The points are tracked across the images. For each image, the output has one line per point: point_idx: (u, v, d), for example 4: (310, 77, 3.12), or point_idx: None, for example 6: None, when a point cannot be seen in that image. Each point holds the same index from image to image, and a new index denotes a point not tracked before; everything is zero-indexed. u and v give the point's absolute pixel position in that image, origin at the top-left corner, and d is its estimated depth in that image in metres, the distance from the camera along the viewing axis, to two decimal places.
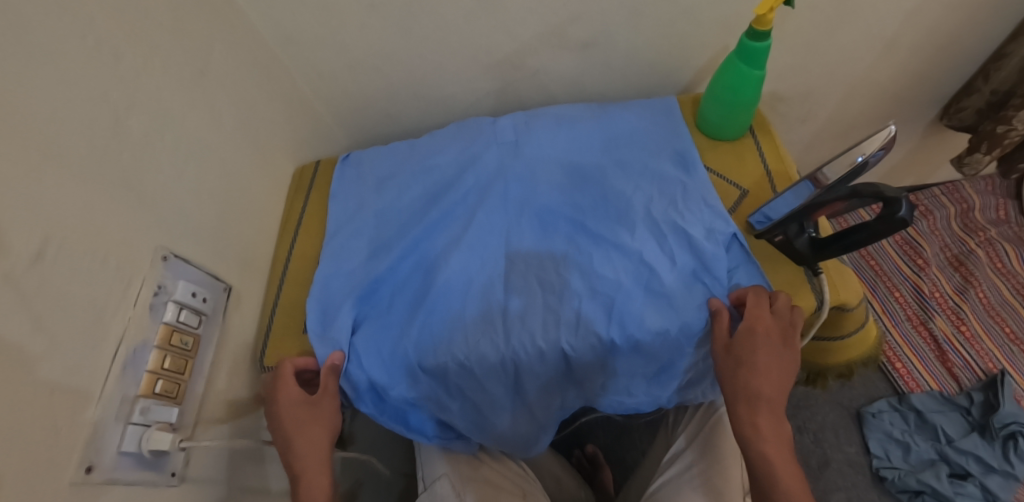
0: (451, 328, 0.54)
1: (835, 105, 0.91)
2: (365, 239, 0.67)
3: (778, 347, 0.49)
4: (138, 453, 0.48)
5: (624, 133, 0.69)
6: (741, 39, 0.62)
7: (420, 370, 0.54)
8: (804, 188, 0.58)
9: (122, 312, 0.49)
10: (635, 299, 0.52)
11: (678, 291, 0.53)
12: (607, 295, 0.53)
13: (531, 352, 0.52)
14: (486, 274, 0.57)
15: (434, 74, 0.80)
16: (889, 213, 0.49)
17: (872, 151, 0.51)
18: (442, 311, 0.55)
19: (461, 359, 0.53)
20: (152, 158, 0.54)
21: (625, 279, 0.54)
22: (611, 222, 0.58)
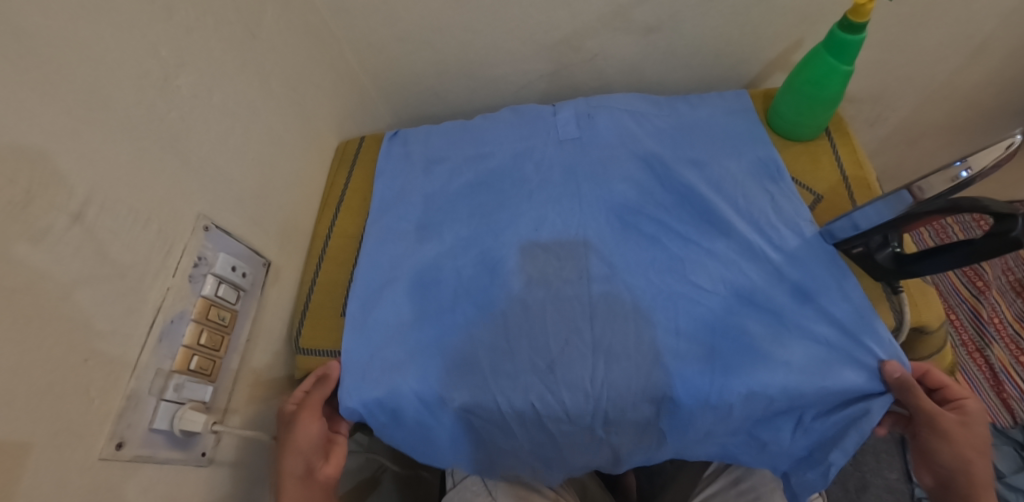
0: (535, 326, 0.52)
1: (909, 109, 0.86)
2: (412, 227, 0.64)
3: (971, 436, 0.45)
4: (169, 431, 0.46)
5: (697, 126, 0.66)
6: (832, 29, 0.57)
7: (488, 378, 0.50)
8: (894, 201, 0.49)
9: (161, 281, 0.46)
10: (736, 312, 0.50)
11: (784, 305, 0.50)
12: (706, 307, 0.51)
13: (628, 356, 0.49)
14: (565, 273, 0.54)
15: (488, 52, 0.75)
16: (1001, 231, 0.44)
17: (984, 167, 0.43)
18: (519, 308, 0.53)
19: (546, 370, 0.50)
20: (199, 120, 0.51)
21: (721, 288, 0.52)
22: (699, 228, 0.57)
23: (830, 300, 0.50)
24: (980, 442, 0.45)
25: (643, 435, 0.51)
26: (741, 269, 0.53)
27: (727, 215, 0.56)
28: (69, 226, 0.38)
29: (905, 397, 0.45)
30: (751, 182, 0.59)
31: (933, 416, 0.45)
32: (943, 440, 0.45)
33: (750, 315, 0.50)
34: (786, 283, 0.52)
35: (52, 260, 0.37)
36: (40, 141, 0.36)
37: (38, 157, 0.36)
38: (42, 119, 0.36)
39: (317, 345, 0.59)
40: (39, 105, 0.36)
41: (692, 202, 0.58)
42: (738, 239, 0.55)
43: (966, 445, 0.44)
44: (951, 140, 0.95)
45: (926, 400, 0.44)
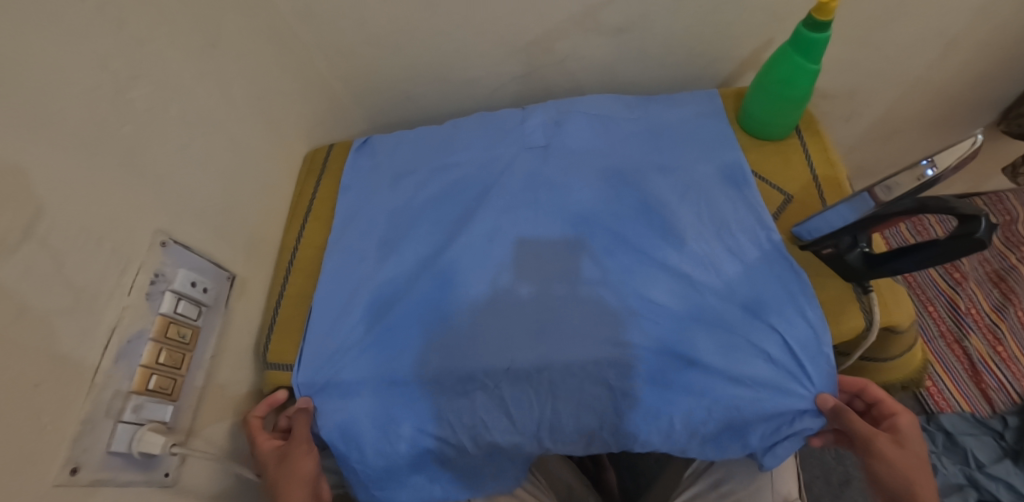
0: (483, 343, 0.52)
1: (882, 105, 0.86)
2: (376, 242, 0.63)
3: (907, 455, 0.45)
4: (128, 453, 0.45)
5: (668, 131, 0.65)
6: (797, 28, 0.57)
7: (440, 394, 0.52)
8: (860, 202, 0.49)
9: (116, 300, 0.45)
10: (686, 327, 0.50)
11: (734, 320, 0.50)
12: (655, 322, 0.51)
13: (572, 369, 0.50)
14: (517, 289, 0.54)
15: (459, 56, 0.75)
16: (966, 232, 0.43)
17: (949, 167, 0.43)
18: (469, 326, 0.53)
19: (493, 386, 0.51)
20: (156, 133, 0.50)
21: (672, 302, 0.52)
22: (657, 238, 0.56)
23: (781, 317, 0.50)
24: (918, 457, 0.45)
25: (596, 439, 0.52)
26: (695, 283, 0.53)
27: (685, 228, 0.56)
28: (16, 247, 0.37)
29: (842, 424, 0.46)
30: (717, 191, 0.59)
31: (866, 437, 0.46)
32: (879, 462, 0.46)
33: (702, 331, 0.50)
34: (738, 299, 0.52)
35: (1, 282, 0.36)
36: (32, 161, 0.39)
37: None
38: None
39: (285, 359, 0.58)
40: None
41: (652, 212, 0.58)
42: (694, 250, 0.55)
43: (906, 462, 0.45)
44: (929, 133, 0.95)
45: (860, 425, 0.46)
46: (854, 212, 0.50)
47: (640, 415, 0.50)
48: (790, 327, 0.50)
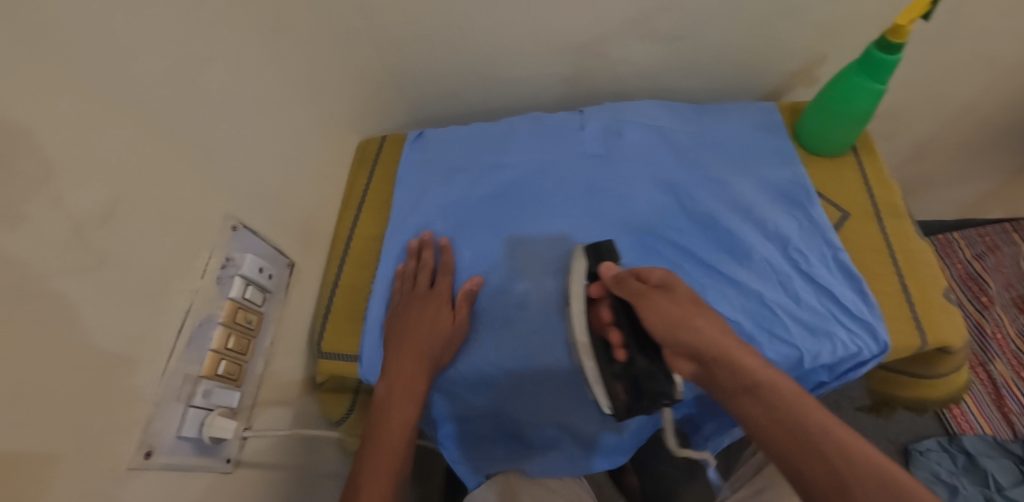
0: (552, 344, 0.56)
1: (925, 126, 0.87)
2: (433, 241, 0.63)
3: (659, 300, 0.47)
4: (197, 438, 0.45)
5: (730, 142, 0.66)
6: (869, 48, 0.57)
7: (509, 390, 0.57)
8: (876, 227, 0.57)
9: (188, 284, 0.45)
10: (754, 339, 0.56)
11: (797, 330, 0.56)
12: (726, 335, 0.56)
13: None
14: None
15: (513, 54, 0.74)
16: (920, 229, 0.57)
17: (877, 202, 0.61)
18: (538, 328, 0.57)
19: (564, 383, 0.56)
20: (224, 118, 0.50)
21: (742, 318, 0.57)
22: (723, 254, 0.61)
23: (839, 327, 0.56)
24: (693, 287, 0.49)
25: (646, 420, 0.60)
26: (761, 298, 0.58)
27: (750, 244, 0.61)
28: (102, 225, 0.37)
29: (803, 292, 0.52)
30: (772, 210, 0.62)
31: (669, 316, 0.46)
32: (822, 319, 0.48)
33: (768, 339, 0.56)
34: (800, 313, 0.57)
35: (87, 264, 0.36)
36: (119, 131, 0.39)
37: (79, 155, 0.35)
38: (83, 113, 0.35)
39: (338, 349, 0.59)
40: (77, 98, 0.35)
41: (714, 229, 0.62)
42: (760, 266, 0.60)
43: (740, 351, 0.43)
44: (967, 157, 0.95)
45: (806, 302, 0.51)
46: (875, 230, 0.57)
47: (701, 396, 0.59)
48: (850, 338, 0.55)
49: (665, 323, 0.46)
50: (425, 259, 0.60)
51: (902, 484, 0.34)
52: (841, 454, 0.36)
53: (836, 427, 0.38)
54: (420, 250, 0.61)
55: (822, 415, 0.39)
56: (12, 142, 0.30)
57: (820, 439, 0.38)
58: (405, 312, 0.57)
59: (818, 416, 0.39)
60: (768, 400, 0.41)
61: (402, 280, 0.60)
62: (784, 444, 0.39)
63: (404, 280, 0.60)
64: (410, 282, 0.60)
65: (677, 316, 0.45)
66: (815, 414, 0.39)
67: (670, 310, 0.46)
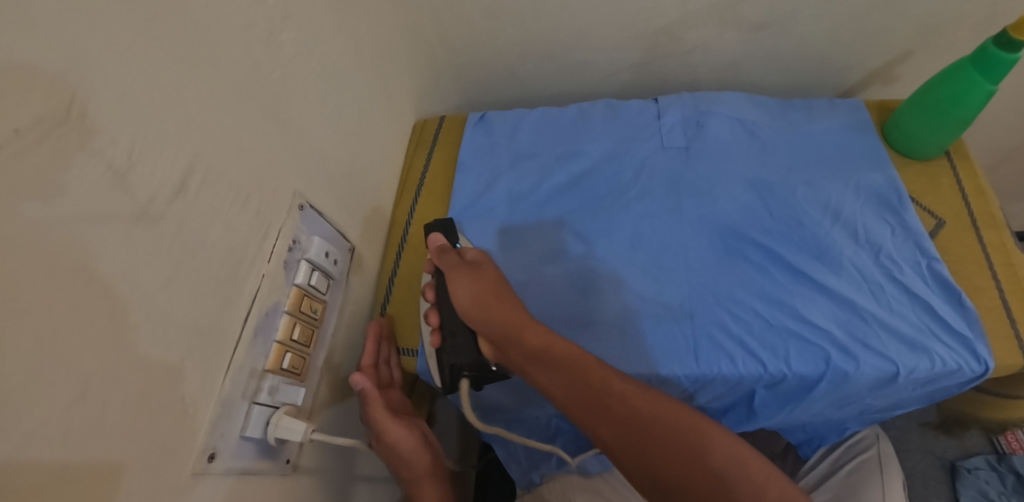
0: (631, 349, 0.51)
1: (1000, 133, 0.82)
2: (496, 239, 0.58)
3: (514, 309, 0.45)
4: (260, 439, 0.40)
5: (817, 145, 0.63)
6: (983, 44, 0.53)
7: None
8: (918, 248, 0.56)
9: (256, 268, 0.40)
10: (849, 351, 0.50)
11: (892, 343, 0.51)
12: (820, 347, 0.50)
13: (728, 378, 0.50)
14: (658, 302, 0.53)
15: (582, 35, 0.69)
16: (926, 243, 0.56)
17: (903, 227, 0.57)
18: (616, 330, 0.52)
19: None
20: (292, 85, 0.45)
21: (834, 328, 0.51)
22: (811, 257, 0.56)
23: (939, 344, 0.51)
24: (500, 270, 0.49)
25: (725, 417, 0.57)
26: (854, 308, 0.52)
27: (841, 249, 0.56)
28: (169, 200, 0.33)
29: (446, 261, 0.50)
30: (864, 213, 0.58)
31: (477, 289, 0.46)
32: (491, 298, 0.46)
33: (864, 354, 0.50)
34: (899, 326, 0.52)
35: (148, 244, 0.31)
36: (187, 93, 0.34)
37: (140, 119, 0.31)
38: (147, 72, 0.31)
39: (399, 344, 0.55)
40: (147, 56, 0.31)
41: (800, 233, 0.57)
42: (853, 273, 0.55)
43: (531, 329, 0.43)
44: None
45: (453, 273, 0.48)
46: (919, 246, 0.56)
47: (781, 411, 0.54)
48: (950, 355, 0.50)
49: (475, 299, 0.46)
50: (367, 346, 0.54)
51: (744, 468, 0.34)
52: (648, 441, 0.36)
53: (709, 427, 0.36)
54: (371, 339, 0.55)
55: (626, 389, 0.39)
56: (68, 100, 0.26)
57: (650, 444, 0.36)
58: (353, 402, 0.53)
59: (626, 395, 0.39)
60: (550, 369, 0.41)
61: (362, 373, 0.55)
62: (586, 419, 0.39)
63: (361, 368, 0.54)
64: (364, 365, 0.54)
65: (472, 294, 0.46)
66: (647, 405, 0.38)
67: (474, 285, 0.46)
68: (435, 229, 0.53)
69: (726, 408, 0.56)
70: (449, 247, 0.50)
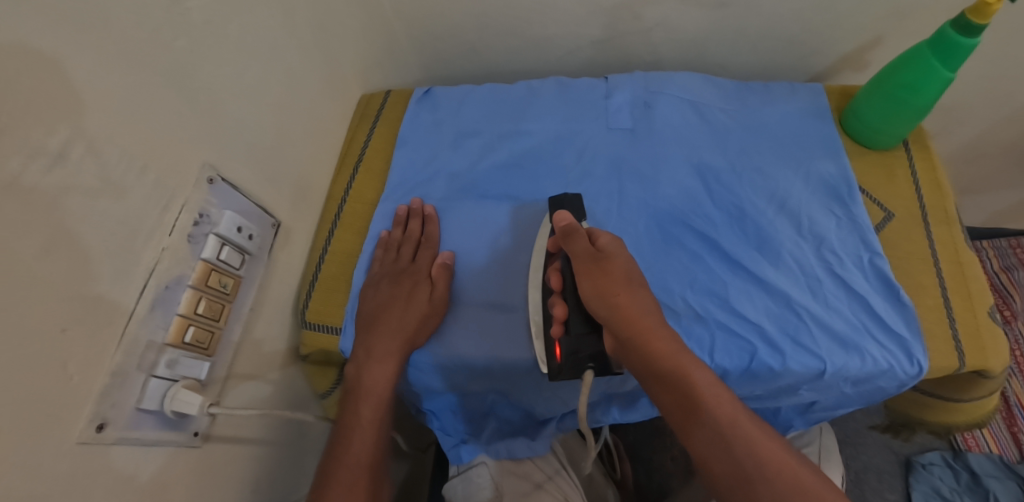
0: None
1: (978, 125, 0.79)
2: (509, 216, 0.56)
3: (643, 314, 0.42)
4: (159, 412, 0.40)
5: (771, 129, 0.60)
6: (942, 28, 0.50)
7: (496, 378, 0.51)
8: (856, 239, 0.54)
9: (156, 241, 0.39)
10: (780, 349, 0.49)
11: (824, 340, 0.49)
12: (748, 342, 0.49)
13: None
14: None
15: (541, 9, 0.66)
16: (865, 238, 0.54)
17: (847, 217, 0.55)
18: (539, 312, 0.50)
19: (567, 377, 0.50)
20: (200, 53, 0.43)
21: (767, 324, 0.50)
22: (752, 248, 0.54)
23: (872, 342, 0.50)
24: (630, 259, 0.46)
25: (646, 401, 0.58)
26: (789, 302, 0.51)
27: (781, 240, 0.54)
28: (47, 168, 0.31)
29: (568, 241, 0.47)
30: (810, 202, 0.56)
31: (601, 284, 0.44)
32: (625, 294, 0.43)
33: (793, 350, 0.49)
34: (832, 322, 0.50)
35: (20, 216, 0.30)
36: (69, 57, 0.32)
37: (12, 78, 0.29)
38: (18, 27, 0.29)
39: (325, 320, 0.54)
40: (18, 15, 0.29)
41: (743, 223, 0.55)
42: (791, 265, 0.53)
43: (655, 337, 0.41)
44: (1015, 165, 0.88)
45: (578, 249, 0.45)
46: (860, 239, 0.54)
47: None
48: (883, 354, 0.49)
49: (597, 292, 0.43)
50: (411, 230, 0.54)
51: None
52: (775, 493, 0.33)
53: None
54: (409, 220, 0.55)
55: (755, 431, 0.36)
56: None
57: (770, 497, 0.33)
58: (384, 287, 0.50)
59: (752, 441, 0.35)
60: (670, 388, 0.39)
61: (385, 249, 0.54)
62: (699, 448, 0.37)
63: (388, 251, 0.54)
64: (394, 253, 0.53)
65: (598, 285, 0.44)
66: (776, 456, 0.35)
67: (598, 278, 0.44)
68: (559, 206, 0.52)
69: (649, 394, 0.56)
70: (577, 231, 0.46)
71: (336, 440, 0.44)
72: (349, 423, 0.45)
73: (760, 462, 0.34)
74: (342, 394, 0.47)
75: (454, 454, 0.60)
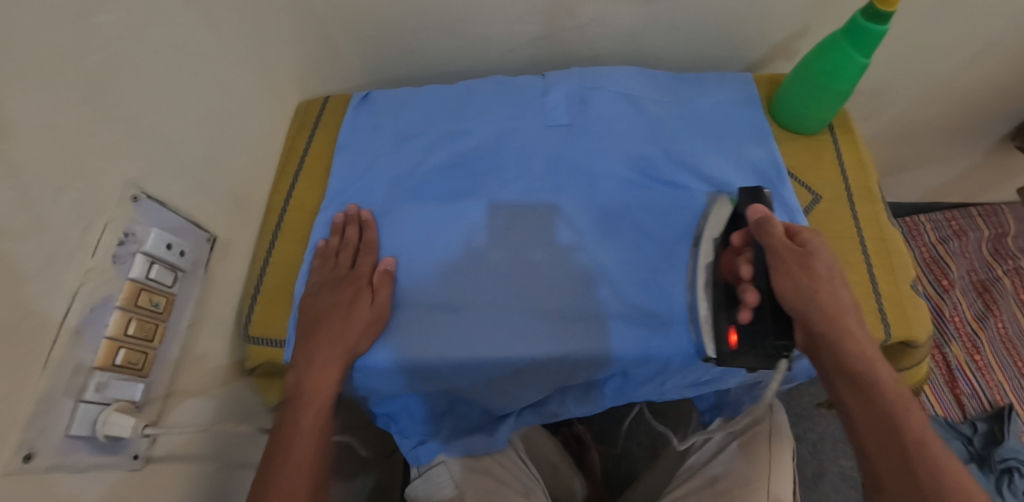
0: (500, 327, 0.50)
1: (905, 105, 0.83)
2: (485, 216, 0.55)
3: (847, 320, 0.45)
4: (91, 437, 0.40)
5: (704, 118, 0.62)
6: (854, 16, 0.52)
7: (448, 378, 0.51)
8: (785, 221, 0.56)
9: (78, 263, 0.38)
10: None
11: None
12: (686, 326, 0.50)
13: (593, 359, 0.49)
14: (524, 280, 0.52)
15: (476, 10, 0.66)
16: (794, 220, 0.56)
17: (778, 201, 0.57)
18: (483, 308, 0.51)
19: (515, 372, 0.50)
20: (118, 68, 0.42)
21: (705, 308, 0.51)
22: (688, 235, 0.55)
23: None
24: (829, 257, 0.47)
25: (592, 393, 0.59)
26: None
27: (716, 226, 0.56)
28: None
29: (757, 234, 0.48)
30: (744, 187, 0.58)
31: (802, 282, 0.45)
32: (818, 292, 0.45)
33: None
34: None
35: None
36: None
37: None
38: None
39: (268, 333, 0.55)
40: None
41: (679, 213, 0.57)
42: None
43: (853, 342, 0.45)
44: (943, 141, 0.93)
45: (770, 241, 0.47)
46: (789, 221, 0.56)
47: (651, 384, 0.55)
48: None
49: (800, 289, 0.45)
50: (349, 237, 0.55)
51: None
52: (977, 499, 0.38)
53: None
54: (347, 227, 0.55)
55: (938, 454, 0.40)
56: None
57: None
58: (325, 295, 0.51)
59: (936, 462, 0.40)
60: (863, 395, 0.44)
61: (324, 258, 0.54)
62: (881, 459, 0.42)
63: (327, 259, 0.54)
64: (333, 261, 0.54)
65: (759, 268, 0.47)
66: (957, 478, 0.39)
67: (808, 278, 0.46)
68: (745, 200, 0.52)
69: (598, 385, 0.57)
70: (770, 224, 0.48)
71: (276, 450, 0.44)
72: (289, 431, 0.45)
73: (952, 479, 0.39)
74: (282, 402, 0.47)
75: (413, 455, 0.61)
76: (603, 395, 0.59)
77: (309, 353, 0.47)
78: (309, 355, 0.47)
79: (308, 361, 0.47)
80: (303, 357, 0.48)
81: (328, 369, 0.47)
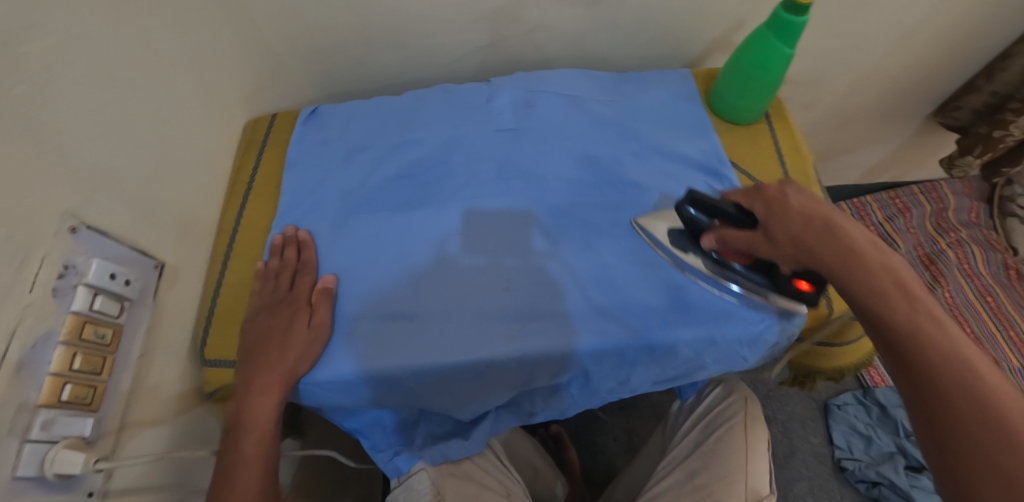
0: (453, 331, 0.50)
1: (840, 92, 0.88)
2: (446, 222, 0.56)
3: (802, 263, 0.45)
4: (39, 477, 0.38)
5: (644, 116, 0.64)
6: (776, 10, 0.55)
7: (408, 384, 0.50)
8: None
9: (16, 299, 0.37)
10: (669, 321, 0.51)
11: (710, 307, 0.52)
12: (636, 318, 0.51)
13: (549, 355, 0.49)
14: (478, 283, 0.53)
15: (421, 21, 0.67)
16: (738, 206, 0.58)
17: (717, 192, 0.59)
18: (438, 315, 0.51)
19: (473, 376, 0.50)
20: (55, 96, 0.41)
21: (655, 299, 0.52)
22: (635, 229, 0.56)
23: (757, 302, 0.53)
24: (776, 209, 0.46)
25: (557, 395, 0.59)
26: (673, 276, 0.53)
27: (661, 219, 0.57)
28: None
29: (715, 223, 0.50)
30: (687, 180, 0.60)
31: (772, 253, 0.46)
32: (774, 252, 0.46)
33: (682, 321, 0.51)
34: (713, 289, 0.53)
35: None
36: None
37: None
38: None
39: (226, 357, 0.54)
40: None
41: (624, 208, 0.58)
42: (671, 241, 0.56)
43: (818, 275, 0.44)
44: (880, 123, 0.98)
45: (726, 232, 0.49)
46: None
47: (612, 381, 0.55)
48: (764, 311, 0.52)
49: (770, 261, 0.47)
50: (288, 258, 0.55)
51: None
52: (933, 414, 0.37)
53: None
54: (285, 248, 0.56)
55: (938, 369, 0.37)
56: None
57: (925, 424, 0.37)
58: (261, 319, 0.51)
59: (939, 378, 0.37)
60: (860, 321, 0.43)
61: (264, 280, 0.54)
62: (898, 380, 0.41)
63: (266, 281, 0.54)
64: (273, 283, 0.54)
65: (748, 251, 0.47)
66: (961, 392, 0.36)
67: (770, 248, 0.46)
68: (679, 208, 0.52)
69: (564, 386, 0.57)
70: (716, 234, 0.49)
71: (223, 478, 0.46)
72: (234, 459, 0.46)
73: (935, 395, 0.37)
74: (224, 430, 0.48)
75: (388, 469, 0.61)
76: (573, 394, 0.58)
77: (247, 379, 0.48)
78: (250, 380, 0.47)
79: (246, 387, 0.47)
80: (241, 384, 0.48)
81: (266, 394, 0.47)
